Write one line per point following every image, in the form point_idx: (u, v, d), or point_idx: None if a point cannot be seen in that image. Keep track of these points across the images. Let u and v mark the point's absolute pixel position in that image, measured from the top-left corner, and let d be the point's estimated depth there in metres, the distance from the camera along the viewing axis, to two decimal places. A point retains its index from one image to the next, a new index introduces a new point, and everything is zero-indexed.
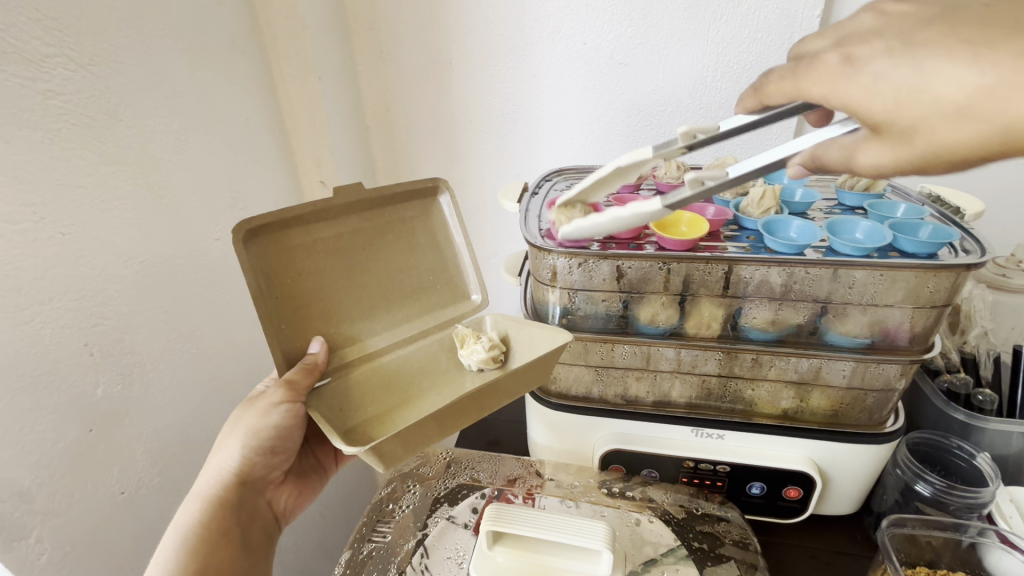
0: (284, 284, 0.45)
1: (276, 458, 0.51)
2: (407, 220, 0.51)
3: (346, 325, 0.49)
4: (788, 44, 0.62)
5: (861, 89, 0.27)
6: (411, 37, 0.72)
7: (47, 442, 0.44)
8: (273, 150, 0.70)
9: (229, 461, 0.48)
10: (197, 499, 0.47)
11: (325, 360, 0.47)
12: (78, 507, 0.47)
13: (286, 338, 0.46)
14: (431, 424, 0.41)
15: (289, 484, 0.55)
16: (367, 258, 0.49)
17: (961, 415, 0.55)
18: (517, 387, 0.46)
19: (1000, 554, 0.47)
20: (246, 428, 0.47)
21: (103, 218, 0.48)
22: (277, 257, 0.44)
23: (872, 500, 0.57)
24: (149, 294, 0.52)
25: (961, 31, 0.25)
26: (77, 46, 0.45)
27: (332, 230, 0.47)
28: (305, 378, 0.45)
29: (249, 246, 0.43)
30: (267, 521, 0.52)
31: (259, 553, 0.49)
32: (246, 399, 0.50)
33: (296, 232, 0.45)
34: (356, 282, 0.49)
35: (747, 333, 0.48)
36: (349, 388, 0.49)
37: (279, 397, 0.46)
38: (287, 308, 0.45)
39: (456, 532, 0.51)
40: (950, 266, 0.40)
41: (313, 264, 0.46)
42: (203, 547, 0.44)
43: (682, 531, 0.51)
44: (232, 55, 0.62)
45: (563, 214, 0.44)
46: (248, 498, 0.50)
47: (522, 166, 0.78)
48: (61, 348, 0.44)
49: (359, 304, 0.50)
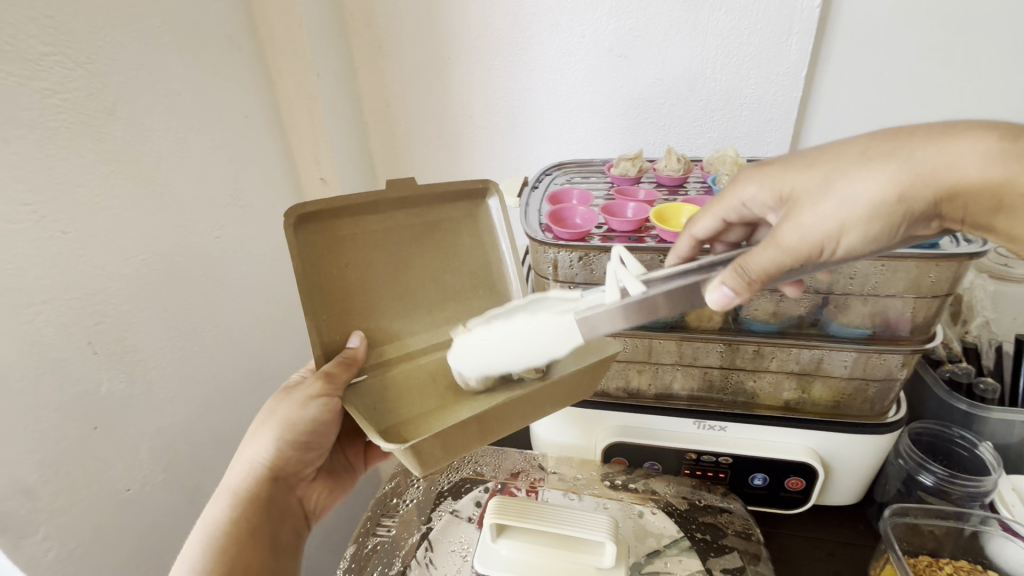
0: (329, 273, 0.47)
1: (312, 454, 0.52)
2: (447, 220, 0.51)
3: (385, 320, 0.50)
4: (787, 35, 0.62)
5: (830, 215, 0.33)
6: (410, 33, 0.72)
7: (51, 440, 0.44)
8: (272, 147, 0.70)
9: (262, 452, 0.49)
10: (228, 495, 0.47)
11: (363, 355, 0.49)
12: (84, 505, 0.47)
13: (326, 333, 0.48)
14: (475, 427, 0.41)
15: (321, 481, 0.56)
16: (409, 255, 0.50)
17: (964, 405, 0.55)
18: (565, 396, 0.45)
19: (1001, 542, 0.48)
20: (283, 419, 0.49)
21: (103, 216, 0.48)
22: (325, 244, 0.46)
23: (874, 490, 0.56)
24: (149, 292, 0.52)
25: (804, 166, 0.36)
26: (73, 45, 0.45)
27: (381, 223, 0.48)
28: (343, 372, 0.47)
29: (299, 231, 0.45)
30: (298, 521, 0.52)
31: (288, 554, 0.48)
32: (280, 391, 0.51)
33: (345, 223, 0.47)
34: (399, 277, 0.50)
35: (749, 325, 0.48)
36: (385, 386, 0.50)
37: (315, 391, 0.47)
38: (327, 297, 0.47)
39: (461, 526, 0.51)
40: (952, 255, 0.40)
41: (357, 255, 0.48)
42: (230, 548, 0.44)
43: (684, 522, 0.51)
44: (231, 53, 0.62)
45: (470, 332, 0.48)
46: (279, 497, 0.50)
47: (523, 160, 0.78)
48: (62, 346, 0.44)
49: (398, 301, 0.50)
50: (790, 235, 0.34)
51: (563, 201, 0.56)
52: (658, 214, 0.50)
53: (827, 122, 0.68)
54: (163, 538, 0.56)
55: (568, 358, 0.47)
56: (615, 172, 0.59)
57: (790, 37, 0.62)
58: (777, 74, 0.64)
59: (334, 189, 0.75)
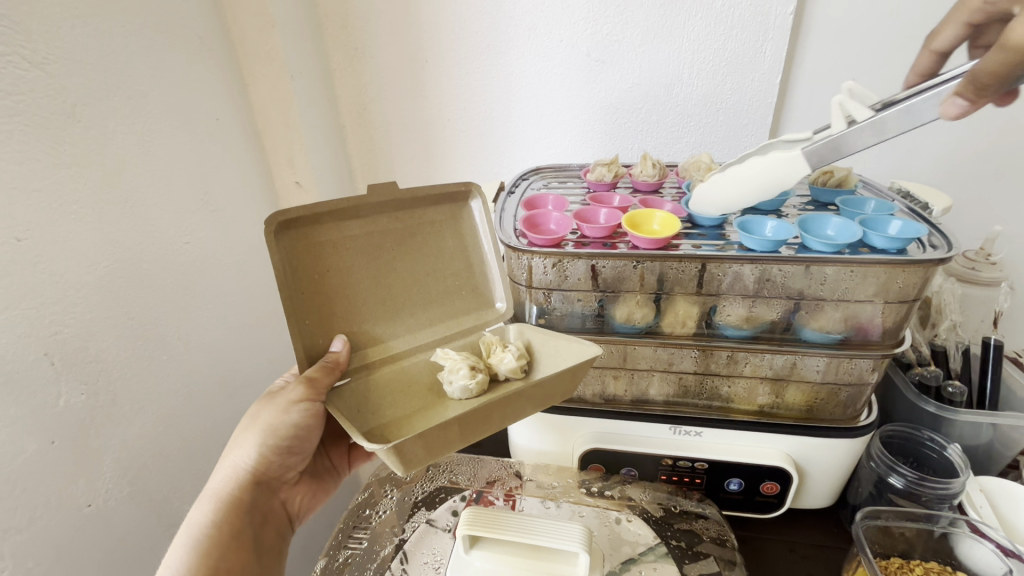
0: (310, 278, 0.46)
1: (294, 458, 0.51)
2: (431, 222, 0.51)
3: (366, 325, 0.49)
4: (762, 41, 0.62)
5: None
6: (386, 36, 0.71)
7: (6, 457, 0.42)
8: (245, 151, 0.69)
9: (246, 457, 0.48)
10: (211, 499, 0.47)
11: (345, 359, 0.48)
12: (43, 522, 0.46)
13: (308, 336, 0.46)
14: (454, 428, 0.41)
15: (304, 484, 0.55)
16: (390, 259, 0.49)
17: (932, 408, 0.56)
18: (541, 401, 0.45)
19: (970, 543, 0.48)
20: (265, 425, 0.48)
21: (62, 222, 0.46)
22: (304, 250, 0.45)
23: (848, 493, 0.57)
24: (113, 300, 0.51)
25: None
26: (29, 44, 0.43)
27: (360, 227, 0.47)
28: (325, 376, 0.46)
29: (278, 237, 0.44)
30: (280, 522, 0.51)
31: (271, 554, 0.48)
32: (264, 396, 0.50)
33: (325, 228, 0.46)
34: (379, 282, 0.49)
35: (722, 329, 0.48)
36: (370, 389, 0.49)
37: (298, 395, 0.47)
38: (309, 302, 0.46)
39: (435, 537, 0.50)
40: (918, 262, 0.40)
41: (336, 261, 0.47)
42: (215, 551, 0.43)
43: (660, 529, 0.51)
44: (200, 54, 0.61)
45: (455, 363, 0.48)
46: (261, 498, 0.49)
47: (502, 165, 0.78)
48: (18, 358, 0.43)
49: (379, 307, 0.50)
50: None
51: (539, 206, 0.56)
52: (631, 219, 0.50)
53: (802, 125, 0.69)
54: (129, 553, 0.54)
55: (551, 361, 0.47)
56: (591, 177, 0.59)
57: (765, 44, 0.62)
58: (754, 80, 0.65)
59: (309, 193, 0.74)
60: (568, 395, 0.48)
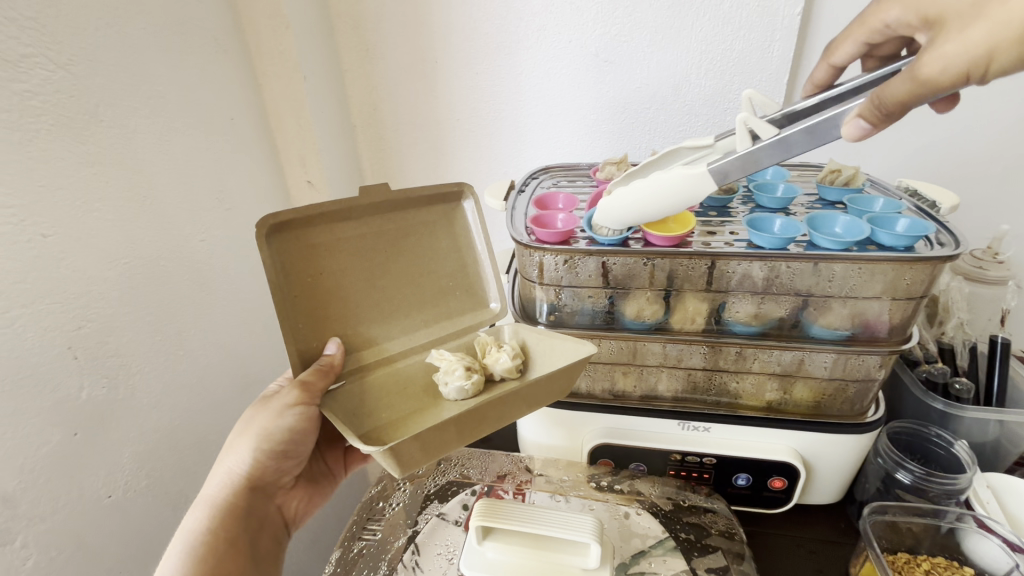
0: (302, 282, 0.46)
1: (289, 463, 0.52)
2: (425, 223, 0.52)
3: (362, 326, 0.50)
4: (769, 42, 0.63)
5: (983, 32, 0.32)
6: (397, 37, 0.72)
7: (31, 447, 0.43)
8: (258, 149, 0.70)
9: (240, 464, 0.49)
10: (207, 505, 0.47)
11: (340, 362, 0.48)
12: (64, 511, 0.47)
13: (301, 339, 0.47)
14: (451, 429, 0.42)
15: (300, 489, 0.56)
16: (385, 260, 0.50)
17: (940, 404, 0.56)
18: (538, 398, 0.46)
19: (977, 539, 0.49)
20: (260, 430, 0.49)
21: (85, 219, 0.47)
22: (299, 254, 0.46)
23: (855, 489, 0.58)
24: (132, 296, 0.52)
25: None
26: (54, 46, 0.45)
27: (354, 230, 0.48)
28: (320, 379, 0.46)
29: (270, 241, 0.44)
30: (277, 527, 0.52)
31: (267, 560, 0.48)
32: (258, 403, 0.51)
33: (318, 231, 0.47)
34: (375, 283, 0.50)
35: (731, 326, 0.49)
36: (364, 392, 0.49)
37: (294, 400, 0.47)
38: (306, 303, 0.47)
39: (447, 529, 0.51)
40: (926, 258, 0.41)
41: (329, 263, 0.47)
42: (211, 557, 0.44)
43: (669, 523, 0.51)
44: (215, 54, 0.62)
45: (449, 364, 0.49)
46: (258, 503, 0.50)
47: (509, 163, 0.79)
48: (42, 351, 0.44)
49: (374, 307, 0.51)
50: (933, 65, 0.34)
51: (550, 205, 0.57)
52: None
53: None
54: (145, 543, 0.55)
55: (545, 361, 0.48)
56: (602, 176, 0.59)
57: (772, 44, 0.63)
58: (760, 80, 0.65)
59: (321, 191, 0.75)
60: (565, 393, 0.49)
